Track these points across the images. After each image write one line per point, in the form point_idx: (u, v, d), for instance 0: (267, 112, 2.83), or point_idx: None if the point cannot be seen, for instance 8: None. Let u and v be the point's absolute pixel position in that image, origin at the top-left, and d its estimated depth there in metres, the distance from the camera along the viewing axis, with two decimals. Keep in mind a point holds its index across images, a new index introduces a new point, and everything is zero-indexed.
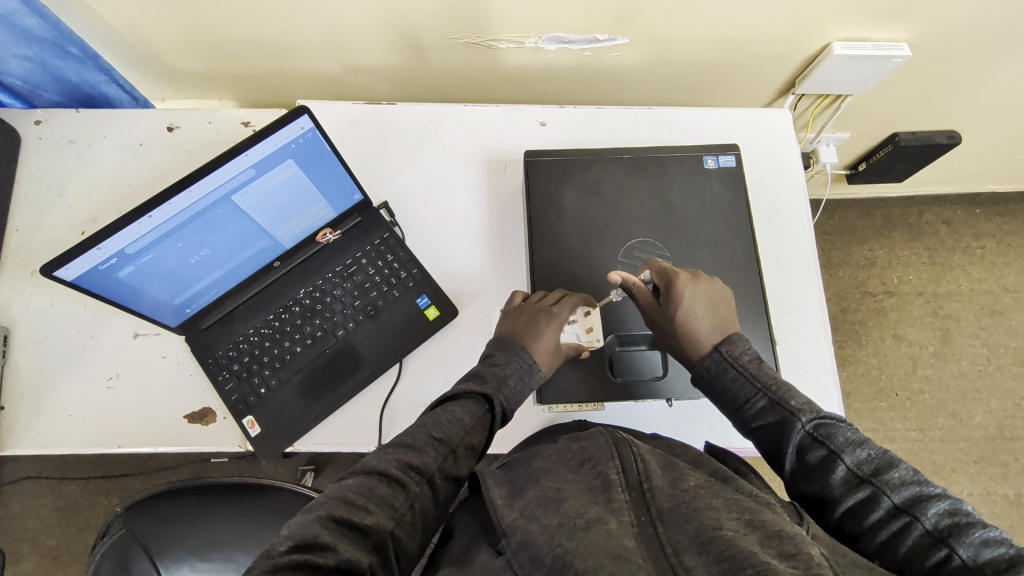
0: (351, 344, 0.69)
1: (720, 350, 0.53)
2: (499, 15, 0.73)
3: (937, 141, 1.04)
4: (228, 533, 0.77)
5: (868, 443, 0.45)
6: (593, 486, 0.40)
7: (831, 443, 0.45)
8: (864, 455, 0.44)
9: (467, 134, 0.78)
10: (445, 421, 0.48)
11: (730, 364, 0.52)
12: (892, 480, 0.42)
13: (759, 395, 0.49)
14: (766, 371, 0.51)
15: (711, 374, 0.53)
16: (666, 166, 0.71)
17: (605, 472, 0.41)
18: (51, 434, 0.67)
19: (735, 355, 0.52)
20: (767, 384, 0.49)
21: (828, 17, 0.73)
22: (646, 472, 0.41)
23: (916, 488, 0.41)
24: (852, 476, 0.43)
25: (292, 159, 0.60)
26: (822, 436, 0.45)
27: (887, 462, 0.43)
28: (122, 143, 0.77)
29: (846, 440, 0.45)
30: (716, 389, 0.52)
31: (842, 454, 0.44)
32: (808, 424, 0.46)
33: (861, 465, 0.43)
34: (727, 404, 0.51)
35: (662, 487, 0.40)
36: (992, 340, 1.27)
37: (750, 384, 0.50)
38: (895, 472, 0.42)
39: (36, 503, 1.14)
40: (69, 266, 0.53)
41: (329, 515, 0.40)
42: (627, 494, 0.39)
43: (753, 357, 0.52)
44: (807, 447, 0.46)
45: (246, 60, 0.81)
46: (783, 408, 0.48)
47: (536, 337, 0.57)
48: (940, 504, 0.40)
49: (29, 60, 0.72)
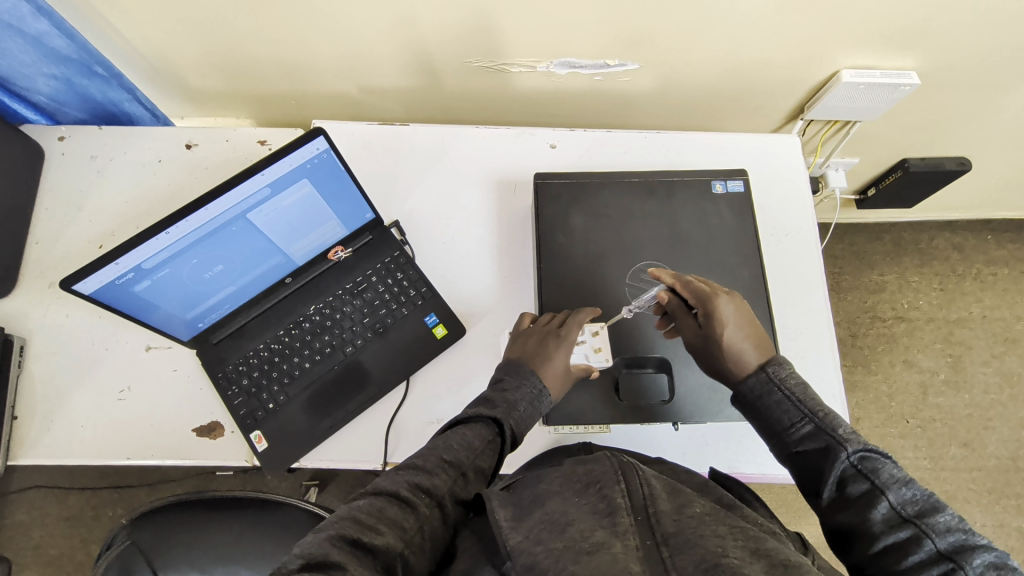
0: (360, 361, 0.70)
1: (766, 371, 0.52)
2: (512, 41, 0.74)
3: (947, 167, 1.04)
4: (231, 548, 0.77)
5: (913, 483, 0.43)
6: (598, 509, 0.40)
7: (876, 478, 0.43)
8: (910, 494, 0.42)
9: (478, 155, 0.79)
10: (456, 445, 0.48)
11: (776, 387, 0.50)
12: (937, 525, 0.41)
13: (805, 420, 0.48)
14: (813, 396, 0.49)
15: (754, 395, 0.51)
16: (674, 191, 0.71)
17: (611, 496, 0.41)
18: (61, 444, 0.68)
19: (781, 377, 0.51)
20: (813, 410, 0.48)
21: (836, 45, 0.74)
22: (651, 497, 0.41)
23: (962, 536, 0.40)
24: (895, 514, 0.42)
25: (306, 179, 0.61)
26: (867, 470, 0.44)
27: (932, 506, 0.42)
28: (142, 159, 0.79)
29: (892, 477, 0.43)
30: (759, 410, 0.51)
31: (886, 491, 0.43)
32: (854, 455, 0.45)
33: (905, 505, 0.42)
34: (768, 427, 0.50)
35: (668, 512, 0.40)
36: (1005, 368, 1.25)
37: (796, 409, 0.49)
38: (941, 516, 0.41)
39: (41, 512, 1.15)
40: (87, 280, 0.54)
41: (339, 534, 0.39)
42: (632, 518, 0.39)
43: (800, 381, 0.51)
44: (851, 479, 0.44)
45: (264, 80, 0.83)
46: (829, 436, 0.46)
47: (547, 361, 0.58)
48: (985, 556, 0.39)
49: (56, 79, 0.74)
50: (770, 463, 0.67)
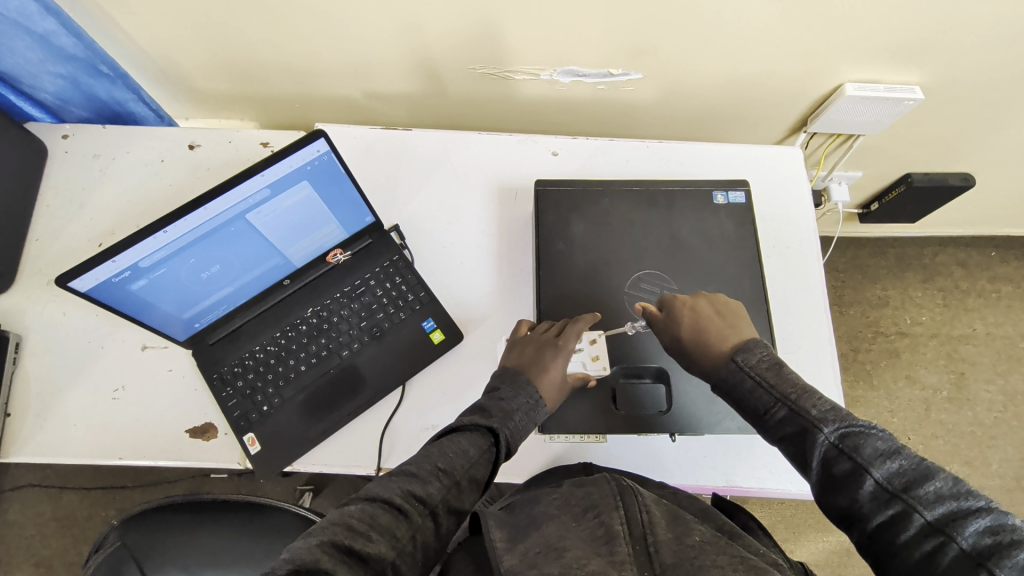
0: (356, 365, 0.69)
1: (736, 360, 0.51)
2: (516, 48, 0.74)
3: (951, 183, 1.04)
4: (222, 552, 0.76)
5: (901, 454, 0.41)
6: (596, 536, 0.42)
7: (857, 456, 0.42)
8: (895, 467, 0.41)
9: (479, 161, 0.79)
10: (451, 452, 0.46)
11: (747, 374, 0.49)
12: (925, 495, 0.39)
13: (778, 404, 0.47)
14: (784, 377, 0.48)
15: (728, 386, 0.51)
16: (675, 200, 0.71)
17: (609, 523, 0.43)
18: (54, 442, 0.68)
19: (752, 365, 0.50)
20: (786, 393, 0.47)
21: (840, 59, 0.74)
22: (650, 524, 0.42)
23: (953, 503, 0.38)
24: (882, 490, 0.41)
25: (306, 180, 0.60)
26: (847, 447, 0.43)
27: (921, 475, 0.40)
28: (144, 159, 0.79)
29: (875, 451, 0.42)
30: (736, 401, 0.50)
31: (869, 468, 0.41)
32: (832, 434, 0.44)
33: (891, 479, 0.41)
34: (749, 415, 0.49)
35: (667, 542, 0.41)
36: (1008, 386, 1.24)
37: (768, 394, 0.48)
38: (930, 485, 0.39)
39: (34, 511, 1.14)
40: (84, 277, 0.54)
41: (330, 540, 0.38)
42: (631, 546, 0.41)
43: (772, 363, 0.50)
44: (832, 459, 0.43)
45: (269, 83, 0.83)
46: (804, 418, 0.45)
47: (543, 370, 0.57)
48: (979, 522, 0.37)
49: (61, 77, 0.74)
50: (770, 478, 0.66)
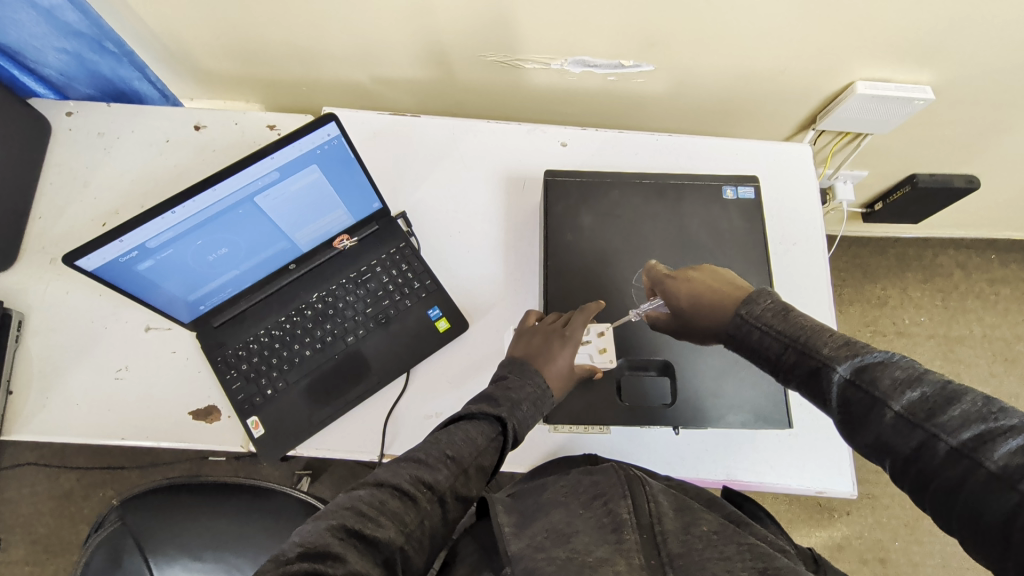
0: (360, 351, 0.69)
1: (740, 313, 0.49)
2: (527, 35, 0.74)
3: (955, 185, 1.04)
4: (222, 534, 0.77)
5: (923, 379, 0.38)
6: (604, 523, 0.44)
7: (875, 389, 0.39)
8: (917, 395, 0.38)
9: (488, 150, 0.79)
10: (459, 440, 0.46)
11: (753, 327, 0.48)
12: (950, 422, 0.36)
13: (789, 349, 0.45)
14: (790, 321, 0.46)
15: (738, 338, 0.49)
16: (685, 194, 0.71)
17: (617, 511, 0.45)
18: (56, 421, 0.67)
19: (757, 315, 0.48)
20: (795, 337, 0.45)
21: (853, 56, 0.74)
22: (657, 514, 0.44)
23: (981, 425, 0.35)
24: (904, 420, 0.38)
25: (315, 164, 0.60)
26: (863, 382, 0.40)
27: (945, 399, 0.37)
28: (150, 138, 0.78)
29: (894, 381, 0.39)
30: (747, 352, 0.49)
31: (889, 400, 0.39)
32: (847, 371, 0.41)
33: (912, 409, 0.37)
34: (763, 364, 0.48)
35: (673, 531, 0.43)
36: (1003, 388, 1.25)
37: (778, 340, 0.46)
38: (954, 410, 0.36)
39: (31, 490, 1.14)
40: (90, 256, 0.54)
41: (340, 524, 0.39)
42: (638, 534, 0.43)
43: (780, 310, 0.47)
44: (849, 397, 0.41)
45: (277, 65, 0.82)
46: (814, 360, 0.43)
47: (549, 361, 0.57)
48: (1009, 442, 0.34)
49: (66, 53, 0.73)
50: (769, 473, 0.67)
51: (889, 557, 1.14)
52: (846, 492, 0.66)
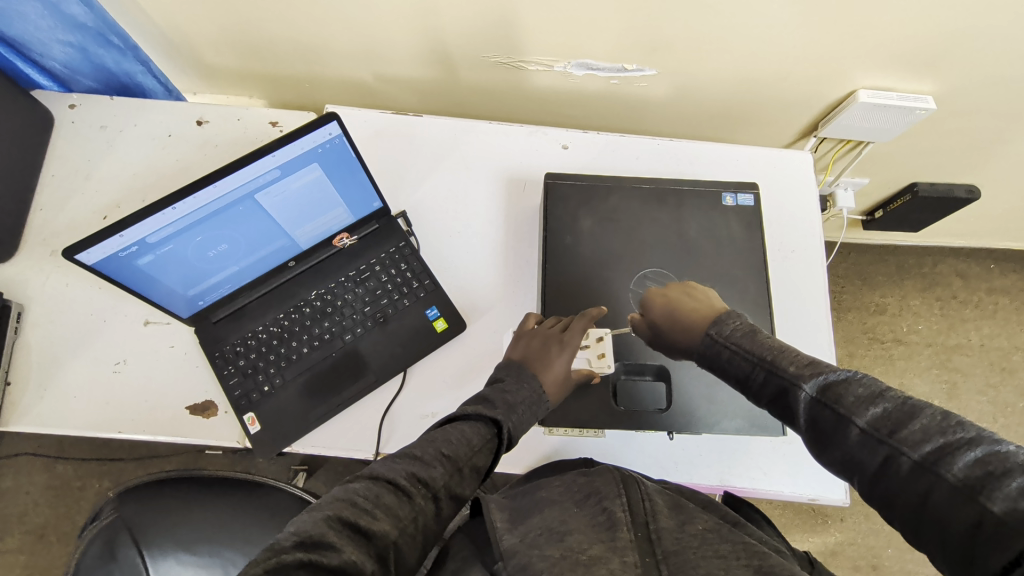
0: (358, 349, 0.69)
1: (709, 333, 0.51)
2: (531, 37, 0.74)
3: (956, 195, 1.04)
4: (216, 529, 0.77)
5: (886, 396, 0.39)
6: (599, 521, 0.44)
7: (839, 406, 0.40)
8: (879, 411, 0.38)
9: (489, 151, 0.79)
10: (454, 439, 0.46)
11: (722, 346, 0.49)
12: (911, 435, 0.36)
13: (756, 368, 0.46)
14: (757, 342, 0.47)
15: (709, 360, 0.50)
16: (684, 199, 0.71)
17: (611, 509, 0.45)
18: (53, 414, 0.68)
19: (726, 335, 0.49)
20: (763, 356, 0.46)
21: (855, 65, 0.74)
22: (652, 512, 0.45)
23: (941, 438, 0.35)
24: (868, 436, 0.38)
25: (316, 163, 0.60)
26: (828, 399, 0.40)
27: (907, 414, 0.37)
28: (152, 132, 0.78)
29: (857, 398, 0.39)
30: (720, 373, 0.49)
31: (852, 417, 0.39)
32: (812, 390, 0.42)
33: (875, 424, 0.38)
34: (735, 385, 0.48)
35: (669, 529, 0.43)
36: (999, 398, 1.26)
37: (746, 359, 0.47)
38: (915, 424, 0.36)
39: (28, 480, 1.14)
40: (91, 250, 0.54)
41: (336, 515, 0.39)
42: (632, 532, 0.43)
43: (747, 331, 0.49)
44: (816, 415, 0.41)
45: (281, 61, 0.82)
46: (781, 379, 0.44)
47: (547, 365, 0.57)
48: (968, 454, 0.34)
49: (71, 46, 0.74)
50: (762, 479, 0.67)
51: (881, 564, 1.15)
52: (838, 499, 0.67)
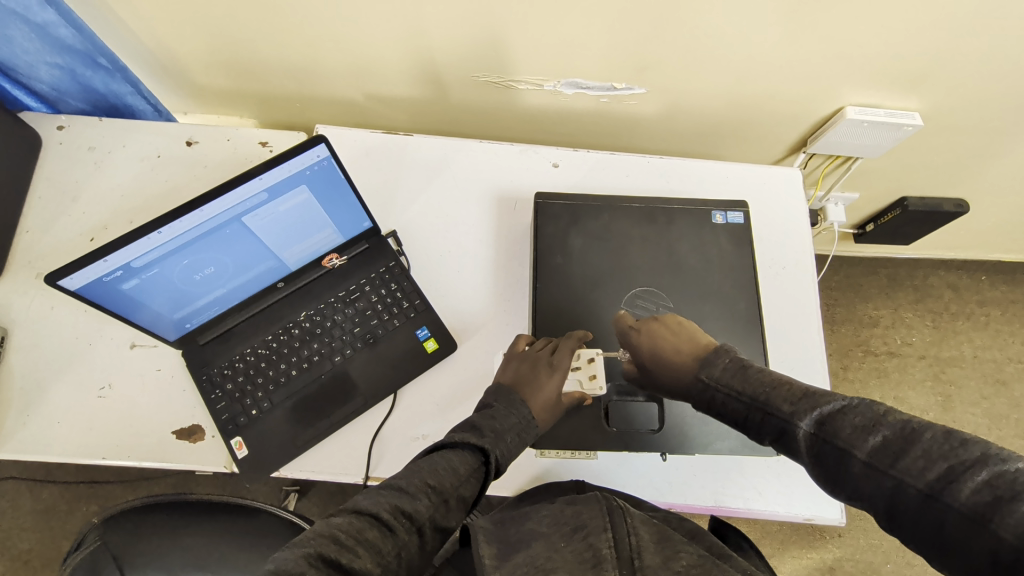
0: (347, 372, 0.69)
1: (702, 379, 0.50)
2: (521, 57, 0.74)
3: (945, 209, 1.05)
4: (204, 555, 0.75)
5: (882, 423, 0.38)
6: (585, 558, 0.43)
7: (838, 440, 0.39)
8: (879, 440, 0.38)
9: (480, 170, 0.79)
10: (441, 469, 0.46)
11: (715, 388, 0.49)
12: (915, 463, 0.36)
13: (752, 410, 0.45)
14: (747, 380, 0.47)
15: (705, 402, 0.50)
16: (675, 218, 0.71)
17: (596, 545, 0.44)
18: (35, 441, 0.66)
19: (716, 377, 0.49)
20: (756, 395, 0.45)
21: (841, 83, 0.75)
22: (637, 549, 0.44)
23: (946, 462, 0.35)
24: (872, 468, 0.38)
25: (305, 185, 0.60)
26: (827, 434, 0.40)
27: (906, 440, 0.37)
28: (140, 154, 0.78)
29: (855, 428, 0.39)
30: (718, 413, 0.49)
31: (853, 449, 0.39)
32: (808, 425, 0.42)
33: (877, 455, 0.37)
34: (734, 426, 0.48)
35: (653, 566, 0.43)
36: (993, 410, 1.25)
37: (740, 401, 0.47)
38: (916, 450, 0.36)
39: (13, 503, 1.12)
40: (74, 276, 0.53)
41: (318, 552, 0.37)
42: (618, 568, 0.43)
43: (735, 367, 0.49)
44: (818, 450, 0.41)
45: (271, 81, 0.82)
46: (777, 418, 0.44)
47: (536, 390, 0.56)
48: (974, 478, 0.34)
49: (59, 68, 0.73)
50: (756, 499, 0.66)
51: None
52: (833, 518, 0.66)
